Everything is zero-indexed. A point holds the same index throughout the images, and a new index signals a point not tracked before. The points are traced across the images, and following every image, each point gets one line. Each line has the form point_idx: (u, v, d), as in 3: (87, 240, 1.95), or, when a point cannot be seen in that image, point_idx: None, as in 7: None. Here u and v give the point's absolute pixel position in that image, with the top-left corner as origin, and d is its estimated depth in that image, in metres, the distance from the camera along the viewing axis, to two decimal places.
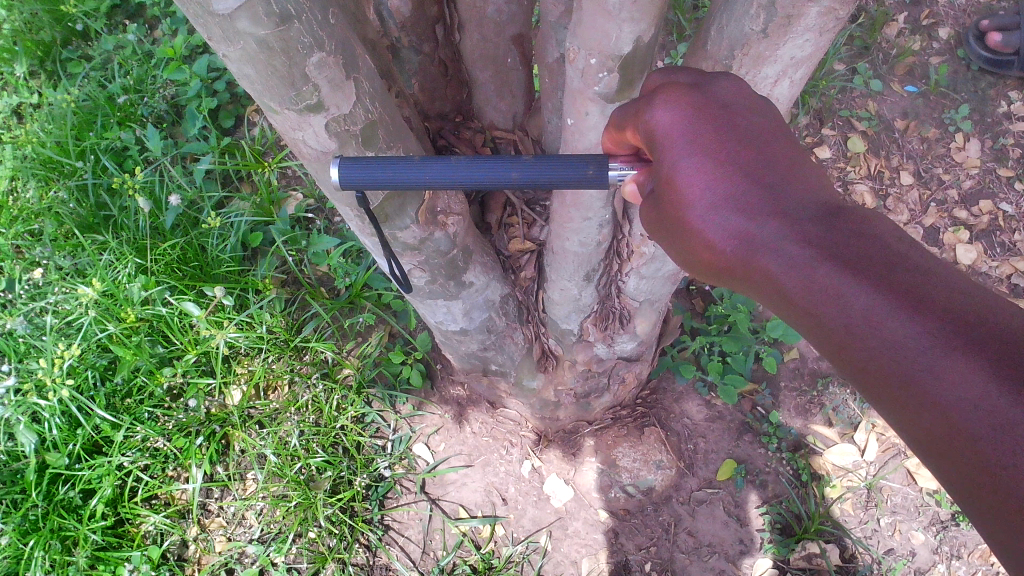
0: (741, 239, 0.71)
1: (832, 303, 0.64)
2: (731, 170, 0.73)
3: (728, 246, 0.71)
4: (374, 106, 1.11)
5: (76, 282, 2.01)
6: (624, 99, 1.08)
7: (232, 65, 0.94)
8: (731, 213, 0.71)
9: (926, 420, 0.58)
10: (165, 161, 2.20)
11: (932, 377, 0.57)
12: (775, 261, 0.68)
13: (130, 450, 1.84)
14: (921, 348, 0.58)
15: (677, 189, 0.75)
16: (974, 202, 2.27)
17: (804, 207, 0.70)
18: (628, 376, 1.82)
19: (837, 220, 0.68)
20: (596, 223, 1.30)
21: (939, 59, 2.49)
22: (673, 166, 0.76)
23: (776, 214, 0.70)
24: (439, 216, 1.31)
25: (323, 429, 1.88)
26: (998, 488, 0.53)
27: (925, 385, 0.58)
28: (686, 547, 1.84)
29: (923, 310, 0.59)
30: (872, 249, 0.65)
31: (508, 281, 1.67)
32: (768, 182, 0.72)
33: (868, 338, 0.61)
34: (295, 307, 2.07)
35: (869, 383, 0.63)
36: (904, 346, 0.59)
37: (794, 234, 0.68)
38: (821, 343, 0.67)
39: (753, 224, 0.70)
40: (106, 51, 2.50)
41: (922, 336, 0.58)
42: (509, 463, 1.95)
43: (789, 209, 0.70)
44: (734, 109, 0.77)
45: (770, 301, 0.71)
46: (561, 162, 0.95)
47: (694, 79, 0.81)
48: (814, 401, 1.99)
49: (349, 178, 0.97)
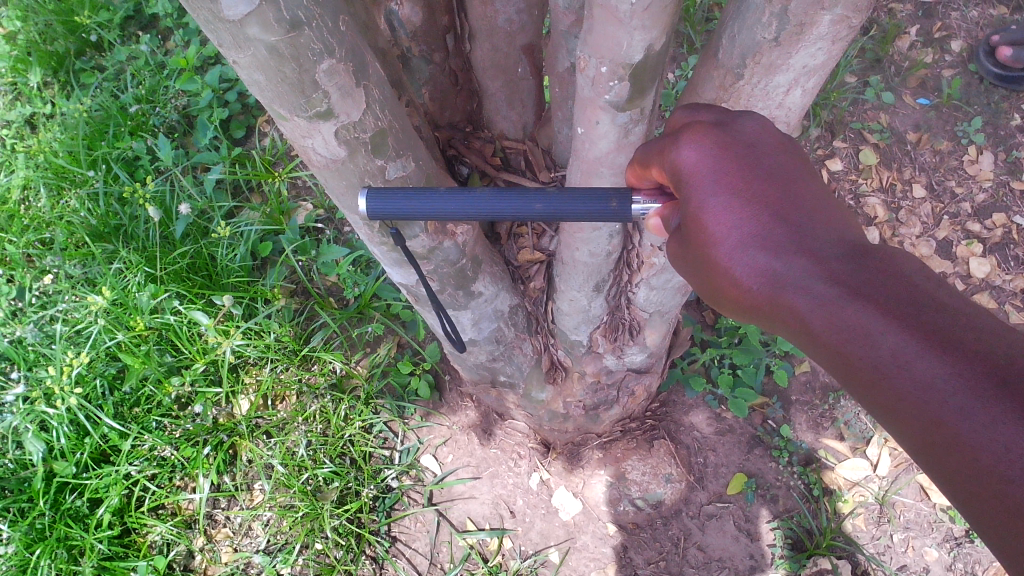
0: (767, 277, 0.75)
1: (859, 341, 0.66)
2: (758, 210, 0.77)
3: (755, 283, 0.76)
4: (384, 113, 1.11)
5: (86, 291, 2.02)
6: (636, 108, 1.08)
7: (242, 71, 0.94)
8: (758, 252, 0.75)
9: (952, 459, 0.59)
10: (176, 170, 2.21)
11: (959, 415, 0.58)
12: (802, 299, 0.71)
13: (137, 459, 1.84)
14: (946, 386, 0.60)
15: (703, 227, 0.80)
16: (987, 216, 2.25)
17: (830, 247, 0.73)
18: (638, 389, 1.81)
19: (865, 262, 0.71)
20: (606, 233, 1.29)
21: (951, 72, 2.47)
22: (699, 204, 0.80)
23: (803, 252, 0.73)
24: (449, 226, 1.30)
25: (330, 439, 1.88)
26: (1020, 524, 0.53)
27: (949, 422, 0.59)
28: (696, 561, 1.82)
29: (949, 348, 0.61)
30: (900, 289, 0.67)
31: (517, 292, 1.66)
32: (794, 223, 0.75)
33: (894, 375, 0.63)
34: (303, 317, 2.06)
35: (896, 420, 0.64)
36: (929, 385, 0.61)
37: (821, 274, 0.71)
38: (848, 381, 0.69)
39: (780, 263, 0.74)
40: (119, 62, 2.52)
41: (948, 375, 0.60)
42: (518, 475, 1.93)
43: (816, 249, 0.73)
44: (758, 148, 0.81)
45: (798, 339, 0.74)
46: (585, 196, 0.99)
47: (719, 120, 0.85)
48: (825, 415, 1.97)
49: (378, 209, 1.01)
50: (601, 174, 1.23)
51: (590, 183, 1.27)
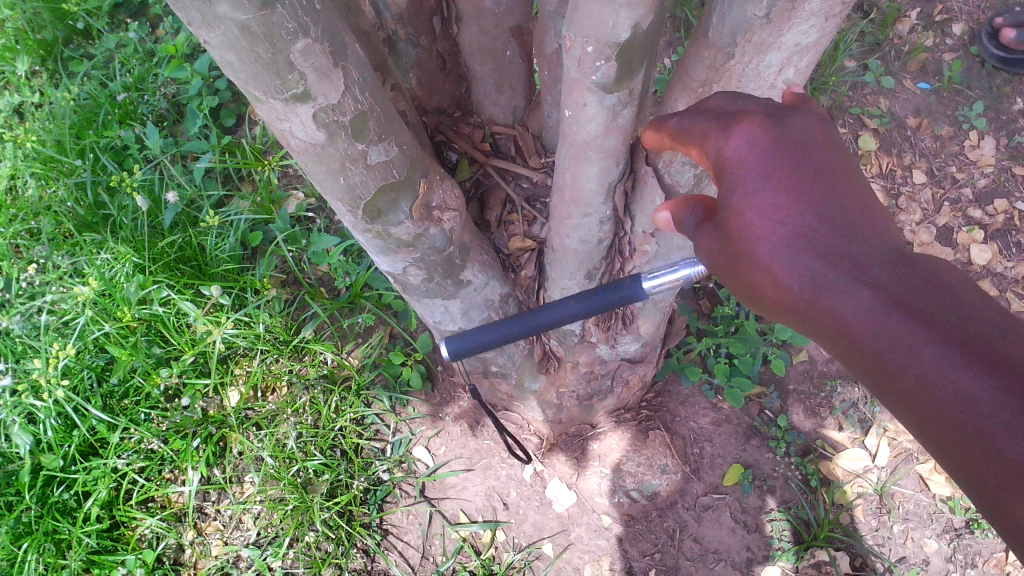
0: (810, 280, 0.70)
1: (900, 350, 0.63)
2: (805, 209, 0.71)
3: (798, 283, 0.70)
4: (364, 96, 1.07)
5: (73, 281, 1.98)
6: (624, 89, 1.05)
7: (214, 52, 0.90)
8: (803, 252, 0.70)
9: (994, 477, 0.57)
10: (165, 159, 2.17)
11: (1004, 432, 0.56)
12: (845, 302, 0.67)
13: (126, 452, 1.83)
14: (990, 404, 0.57)
15: (743, 225, 0.74)
16: (989, 201, 2.21)
17: (876, 251, 0.69)
18: (632, 379, 1.78)
19: (910, 265, 0.67)
20: (597, 219, 1.33)
21: (952, 56, 2.43)
22: (741, 201, 0.74)
23: (848, 256, 0.69)
24: (435, 212, 1.29)
25: (320, 431, 1.85)
26: None
27: (994, 438, 0.57)
28: (692, 553, 1.79)
29: (997, 368, 0.58)
30: (947, 298, 0.64)
31: (509, 279, 1.59)
32: (840, 224, 0.71)
33: (936, 390, 0.60)
34: (293, 307, 2.03)
35: (935, 434, 0.61)
36: (974, 401, 0.58)
37: (867, 279, 0.67)
38: (883, 388, 0.66)
39: (826, 266, 0.69)
40: (108, 49, 2.49)
41: (993, 390, 0.58)
42: (511, 467, 1.89)
43: (860, 253, 0.69)
44: (807, 144, 0.75)
45: (833, 342, 0.70)
46: None
47: (765, 108, 0.79)
48: (823, 403, 1.93)
49: None
50: (590, 158, 1.20)
51: (578, 168, 1.24)
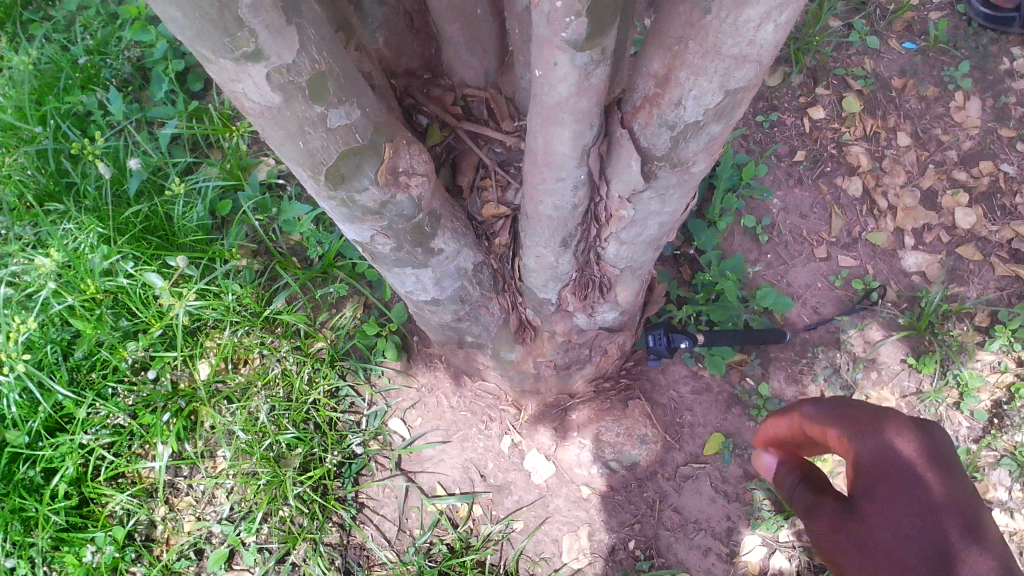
0: (855, 430, 0.91)
1: (865, 450, 0.88)
2: (861, 406, 0.95)
3: (851, 436, 0.92)
4: (322, 55, 1.01)
5: (34, 252, 1.92)
6: (596, 48, 1.00)
7: (157, 7, 0.84)
8: (857, 415, 0.93)
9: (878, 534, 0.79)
10: (129, 126, 2.11)
11: (902, 506, 0.79)
12: (864, 441, 0.89)
13: (93, 428, 1.79)
14: (915, 500, 0.79)
15: (829, 407, 0.99)
16: (974, 163, 2.14)
17: (905, 419, 0.91)
18: (610, 348, 1.74)
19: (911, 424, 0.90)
20: (571, 184, 1.28)
21: (938, 15, 2.37)
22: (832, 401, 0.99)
23: (881, 417, 0.91)
24: (403, 177, 1.23)
25: (293, 404, 1.81)
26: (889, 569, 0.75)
27: (892, 514, 0.79)
28: (672, 523, 1.78)
29: (921, 475, 0.82)
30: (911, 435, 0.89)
31: (483, 247, 1.55)
32: (889, 410, 0.93)
33: (879, 480, 0.84)
34: (264, 279, 1.98)
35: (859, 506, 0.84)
36: (900, 492, 0.81)
37: (885, 430, 0.89)
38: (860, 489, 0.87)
39: (863, 418, 0.93)
40: (69, 12, 2.40)
41: (916, 490, 0.80)
42: (488, 439, 1.86)
43: (893, 417, 0.91)
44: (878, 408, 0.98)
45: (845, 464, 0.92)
46: None
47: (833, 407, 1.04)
48: (805, 369, 1.89)
49: None
50: (562, 121, 1.15)
51: (550, 131, 1.18)
